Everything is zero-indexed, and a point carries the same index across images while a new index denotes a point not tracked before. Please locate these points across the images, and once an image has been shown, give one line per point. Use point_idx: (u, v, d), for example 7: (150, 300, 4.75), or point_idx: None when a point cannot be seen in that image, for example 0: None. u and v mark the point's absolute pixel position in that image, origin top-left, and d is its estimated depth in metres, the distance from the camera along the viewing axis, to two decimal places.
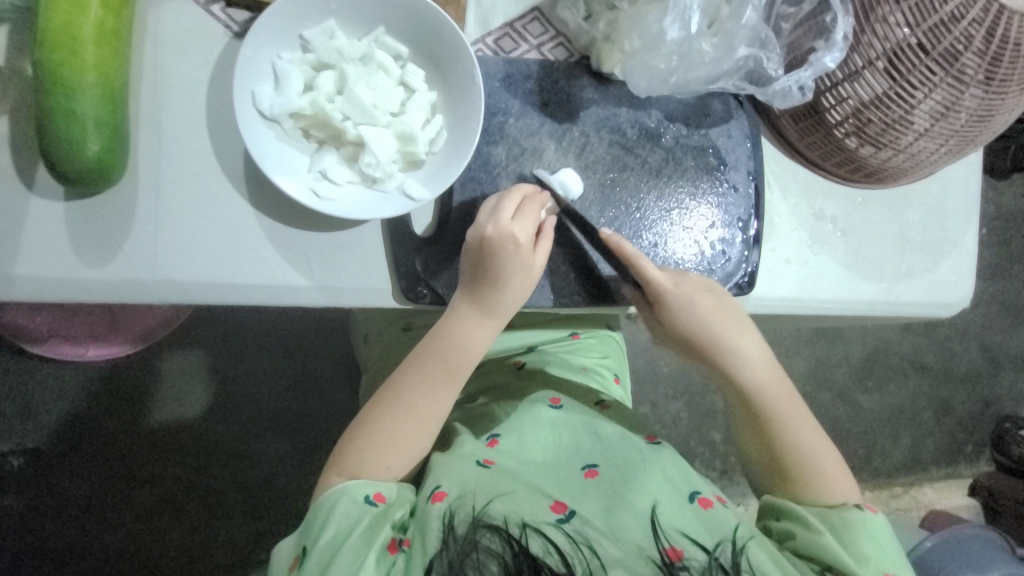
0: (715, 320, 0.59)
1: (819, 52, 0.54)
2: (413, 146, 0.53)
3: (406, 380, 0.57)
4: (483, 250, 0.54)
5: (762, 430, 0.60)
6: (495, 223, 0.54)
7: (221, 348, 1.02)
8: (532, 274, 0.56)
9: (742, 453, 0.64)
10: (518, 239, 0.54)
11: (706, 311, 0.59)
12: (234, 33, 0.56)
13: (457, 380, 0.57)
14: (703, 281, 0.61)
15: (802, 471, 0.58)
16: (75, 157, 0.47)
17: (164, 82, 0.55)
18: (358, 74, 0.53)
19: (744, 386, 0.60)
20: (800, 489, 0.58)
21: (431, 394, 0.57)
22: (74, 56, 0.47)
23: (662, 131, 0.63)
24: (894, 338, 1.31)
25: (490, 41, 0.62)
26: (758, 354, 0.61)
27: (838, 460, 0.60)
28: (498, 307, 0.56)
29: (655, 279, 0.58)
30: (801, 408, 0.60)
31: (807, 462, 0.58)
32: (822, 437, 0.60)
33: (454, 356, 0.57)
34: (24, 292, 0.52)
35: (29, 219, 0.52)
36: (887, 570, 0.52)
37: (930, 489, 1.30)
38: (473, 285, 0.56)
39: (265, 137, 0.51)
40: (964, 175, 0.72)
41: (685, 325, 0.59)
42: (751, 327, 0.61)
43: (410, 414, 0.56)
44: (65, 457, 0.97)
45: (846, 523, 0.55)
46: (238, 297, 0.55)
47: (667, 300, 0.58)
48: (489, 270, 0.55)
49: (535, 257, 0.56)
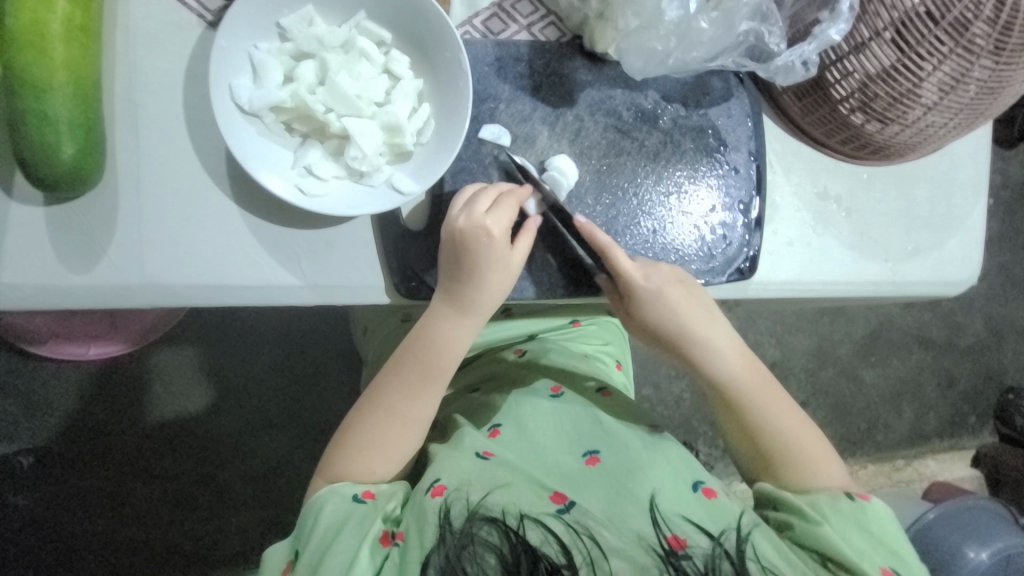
0: (687, 310, 0.58)
1: (823, 24, 0.52)
2: (400, 137, 0.51)
3: (388, 380, 0.56)
4: (459, 244, 0.53)
5: (740, 424, 0.59)
6: (468, 215, 0.52)
7: (217, 345, 1.01)
8: (511, 268, 0.55)
9: (727, 447, 0.63)
10: (490, 231, 0.53)
11: (676, 303, 0.58)
12: (209, 23, 0.54)
13: (437, 380, 0.57)
14: (670, 270, 0.59)
15: (785, 460, 0.58)
16: (51, 161, 0.46)
17: (139, 78, 0.53)
18: (340, 63, 0.51)
19: (719, 381, 0.59)
20: (783, 474, 0.58)
21: (413, 396, 0.56)
22: (42, 54, 0.45)
23: (660, 112, 0.61)
24: (898, 314, 1.30)
25: (478, 23, 0.59)
26: (733, 347, 0.60)
27: (820, 440, 0.59)
28: (475, 303, 0.55)
29: (627, 272, 0.57)
30: (777, 397, 0.59)
31: (788, 447, 0.58)
32: (806, 424, 0.59)
33: (432, 355, 0.56)
34: (11, 301, 0.51)
35: (10, 225, 0.51)
36: (886, 563, 0.51)
37: (932, 461, 1.31)
38: (452, 283, 0.55)
39: (247, 132, 0.50)
40: (972, 148, 0.70)
41: (656, 320, 0.58)
42: (722, 317, 0.60)
43: (394, 416, 0.56)
44: (69, 456, 0.98)
45: (844, 514, 0.54)
46: (228, 297, 0.54)
47: (639, 295, 0.57)
48: (462, 266, 0.54)
49: (513, 251, 0.55)
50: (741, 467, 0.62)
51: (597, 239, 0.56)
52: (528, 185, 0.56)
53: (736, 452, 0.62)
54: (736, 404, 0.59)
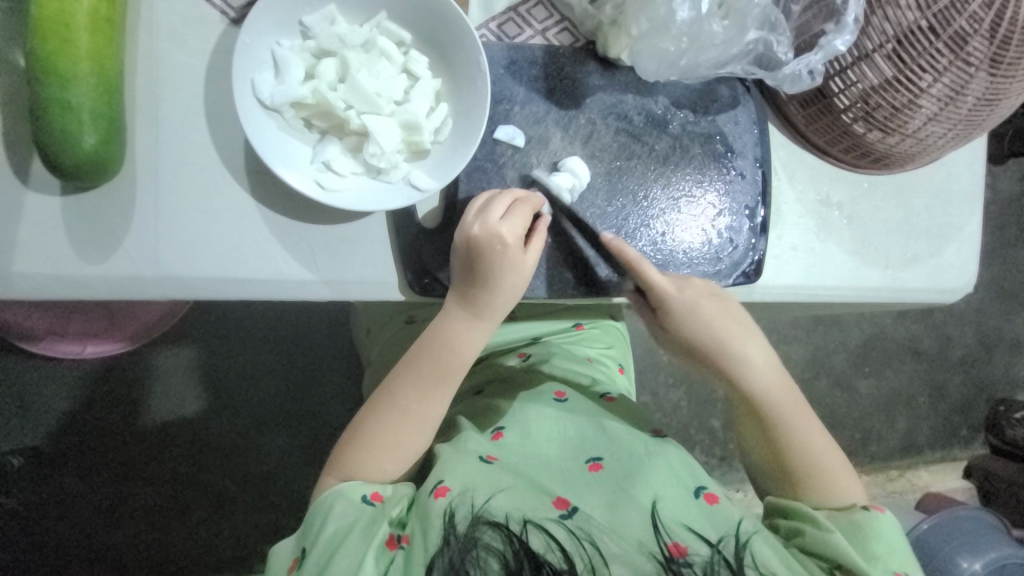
0: (721, 324, 0.58)
1: (829, 35, 0.53)
2: (418, 135, 0.52)
3: (399, 380, 0.56)
4: (472, 252, 0.53)
5: (768, 438, 0.59)
6: (482, 223, 0.53)
7: (215, 346, 1.01)
8: (524, 272, 0.55)
9: (749, 459, 0.63)
10: (504, 239, 0.53)
11: (710, 315, 0.58)
12: (231, 19, 0.54)
13: (449, 381, 0.57)
14: (703, 283, 0.60)
15: (808, 473, 0.58)
16: (71, 151, 0.46)
17: (160, 72, 0.53)
18: (360, 61, 0.52)
19: (751, 393, 0.59)
20: (807, 490, 0.58)
21: (424, 396, 0.56)
22: (67, 43, 0.45)
23: (669, 118, 0.62)
24: (891, 324, 1.32)
25: (494, 26, 0.60)
26: (767, 362, 0.60)
27: (842, 456, 0.59)
28: (488, 308, 0.56)
29: (657, 284, 0.57)
30: (808, 413, 0.59)
31: (810, 462, 0.58)
32: (830, 440, 0.59)
33: (447, 359, 0.56)
34: (23, 289, 0.50)
35: (25, 214, 0.51)
36: (899, 565, 0.52)
37: (925, 472, 1.33)
38: (466, 287, 0.55)
39: (267, 127, 0.50)
40: (968, 160, 0.72)
41: (688, 332, 0.58)
42: (756, 331, 0.60)
43: (403, 416, 0.56)
44: (64, 457, 0.97)
45: (858, 526, 0.54)
46: (240, 291, 0.54)
47: (671, 305, 0.58)
48: (478, 271, 0.54)
49: (525, 257, 0.55)
50: (760, 478, 0.63)
51: (626, 254, 0.57)
52: (537, 194, 0.57)
53: (758, 465, 0.62)
54: (765, 416, 0.59)
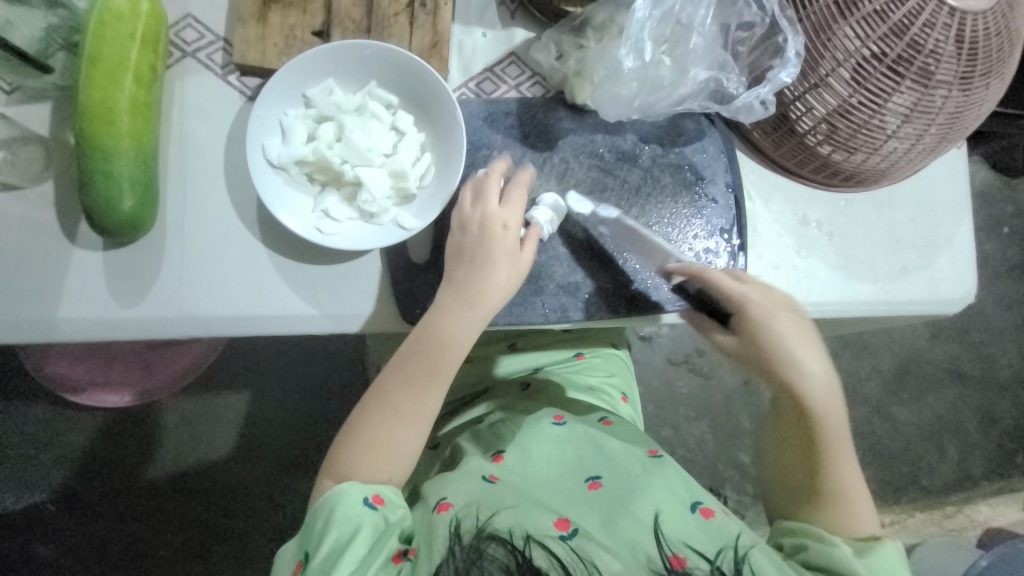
0: (794, 338, 0.57)
1: (776, 69, 0.58)
2: (405, 182, 0.59)
3: (394, 376, 0.57)
4: (477, 232, 0.58)
5: (810, 456, 0.57)
6: (485, 208, 0.58)
7: (235, 395, 1.06)
8: (517, 261, 0.58)
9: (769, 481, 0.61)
10: (506, 223, 0.58)
11: (786, 328, 0.57)
12: (247, 96, 0.63)
13: (439, 377, 0.57)
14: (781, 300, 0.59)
15: (835, 499, 0.55)
16: (111, 213, 0.54)
17: (188, 143, 0.62)
18: (354, 123, 0.60)
19: (811, 410, 0.56)
20: (828, 511, 0.55)
21: (418, 394, 0.56)
22: (111, 125, 0.54)
23: (638, 152, 0.67)
24: (925, 346, 1.27)
25: (472, 85, 0.68)
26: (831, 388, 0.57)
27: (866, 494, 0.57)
28: (481, 299, 0.57)
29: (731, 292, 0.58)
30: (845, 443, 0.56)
31: (839, 487, 0.55)
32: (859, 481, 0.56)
33: (439, 355, 0.56)
34: (70, 332, 0.58)
35: (71, 267, 0.59)
36: None
37: (984, 506, 1.22)
38: (462, 272, 0.58)
39: (275, 183, 0.58)
40: (950, 172, 0.73)
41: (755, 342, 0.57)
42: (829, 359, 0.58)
43: (397, 415, 0.56)
44: (96, 507, 1.02)
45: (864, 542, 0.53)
46: (253, 327, 0.60)
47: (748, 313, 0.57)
48: (476, 256, 0.57)
49: (520, 249, 0.58)
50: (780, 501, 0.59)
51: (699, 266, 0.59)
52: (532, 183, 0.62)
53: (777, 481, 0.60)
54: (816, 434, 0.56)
